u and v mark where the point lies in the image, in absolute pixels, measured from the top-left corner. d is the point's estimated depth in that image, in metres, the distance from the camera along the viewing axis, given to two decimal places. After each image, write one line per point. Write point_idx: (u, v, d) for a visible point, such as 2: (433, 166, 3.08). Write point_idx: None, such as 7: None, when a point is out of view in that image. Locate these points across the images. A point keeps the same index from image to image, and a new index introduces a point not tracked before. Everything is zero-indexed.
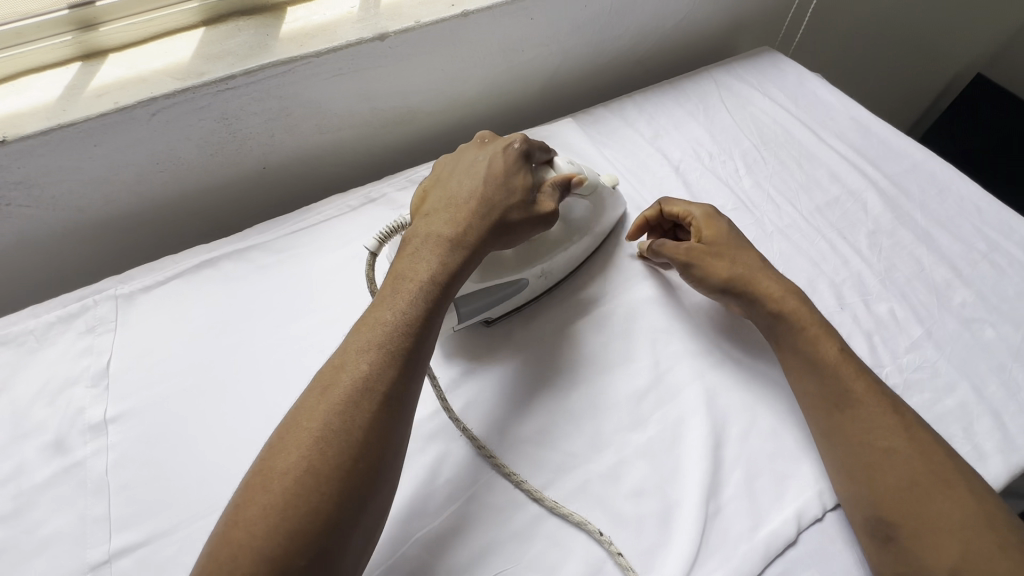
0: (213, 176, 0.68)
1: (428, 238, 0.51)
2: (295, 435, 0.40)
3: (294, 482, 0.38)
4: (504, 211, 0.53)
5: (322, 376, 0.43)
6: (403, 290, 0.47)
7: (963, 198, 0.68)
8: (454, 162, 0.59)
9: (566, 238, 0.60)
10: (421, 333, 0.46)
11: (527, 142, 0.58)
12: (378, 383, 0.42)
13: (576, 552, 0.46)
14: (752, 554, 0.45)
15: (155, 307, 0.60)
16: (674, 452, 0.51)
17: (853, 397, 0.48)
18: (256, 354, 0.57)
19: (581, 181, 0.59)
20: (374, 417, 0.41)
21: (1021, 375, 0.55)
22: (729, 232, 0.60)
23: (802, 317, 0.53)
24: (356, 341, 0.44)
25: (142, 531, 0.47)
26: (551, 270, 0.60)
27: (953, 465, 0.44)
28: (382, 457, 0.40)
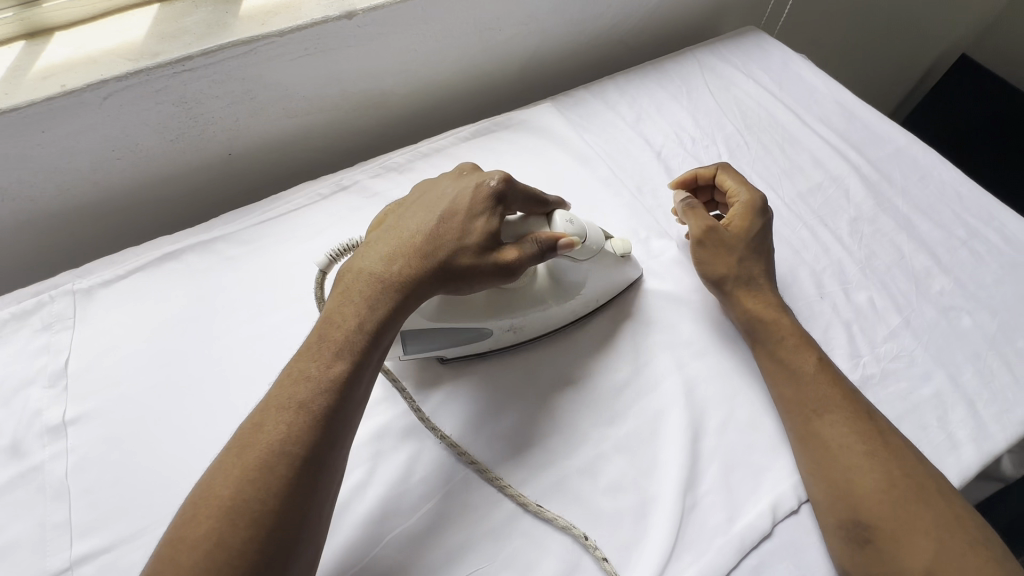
0: (176, 163, 0.64)
1: (363, 280, 0.47)
2: (206, 501, 0.37)
3: (201, 557, 0.35)
4: (455, 252, 0.48)
5: (240, 435, 0.40)
6: (331, 341, 0.43)
7: (944, 184, 0.68)
8: (420, 191, 0.55)
9: (546, 296, 0.54)
10: (346, 394, 0.42)
11: (505, 181, 0.51)
12: (295, 450, 0.39)
13: (552, 549, 0.46)
14: (728, 548, 0.45)
15: (116, 303, 0.58)
16: (652, 445, 0.50)
17: (829, 402, 0.49)
18: (223, 350, 0.55)
19: (572, 245, 0.51)
20: (289, 486, 0.38)
21: (996, 362, 0.55)
22: (756, 236, 0.59)
23: (784, 321, 0.54)
24: (278, 399, 0.41)
25: (105, 537, 0.45)
26: (523, 326, 0.54)
27: (922, 467, 0.46)
28: (299, 527, 0.38)
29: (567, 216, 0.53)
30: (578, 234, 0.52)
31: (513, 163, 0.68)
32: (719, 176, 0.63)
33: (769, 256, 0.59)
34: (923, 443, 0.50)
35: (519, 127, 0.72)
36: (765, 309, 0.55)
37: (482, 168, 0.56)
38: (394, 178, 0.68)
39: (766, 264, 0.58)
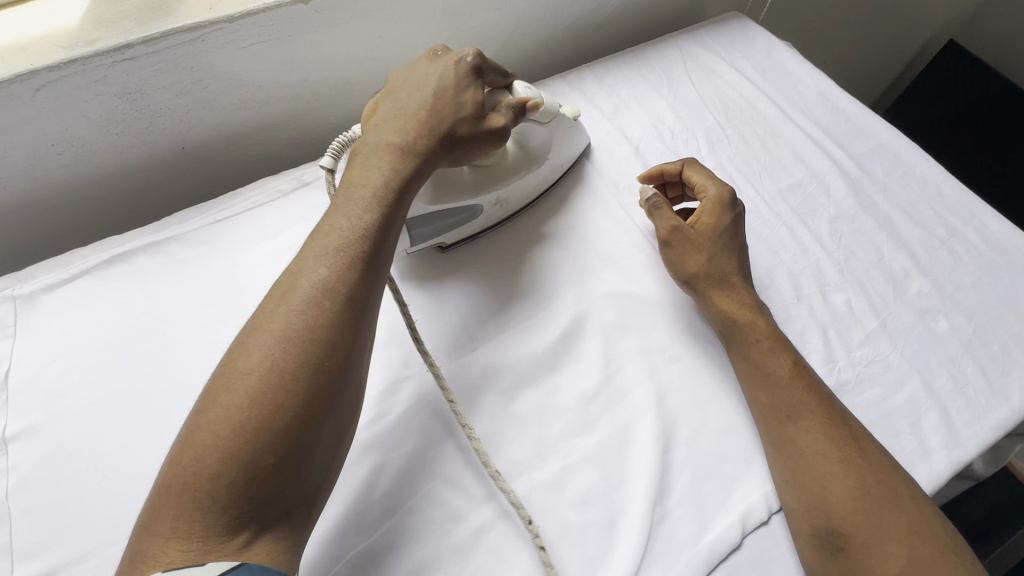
0: (125, 158, 0.61)
1: (380, 149, 0.48)
2: (256, 339, 0.39)
3: (257, 383, 0.37)
4: (455, 124, 0.51)
5: (281, 283, 0.42)
6: (359, 198, 0.46)
7: (925, 180, 0.66)
8: (402, 73, 0.55)
9: (520, 166, 0.60)
10: (379, 239, 0.45)
11: (479, 57, 0.53)
12: (338, 285, 0.41)
13: (517, 565, 0.44)
14: (696, 561, 0.45)
15: (62, 310, 0.54)
16: (622, 457, 0.49)
17: (804, 408, 0.48)
18: (176, 359, 0.53)
19: (538, 107, 0.56)
20: (336, 318, 0.40)
21: (970, 367, 0.54)
22: (726, 231, 0.57)
23: (759, 322, 0.52)
24: (314, 248, 0.43)
25: (49, 560, 0.43)
26: (507, 199, 0.60)
27: (897, 473, 0.45)
28: (345, 361, 0.40)
29: (523, 85, 0.58)
30: (536, 96, 0.58)
31: None
32: (685, 171, 0.61)
33: (743, 249, 0.58)
34: (896, 451, 0.50)
35: None
36: (741, 307, 0.54)
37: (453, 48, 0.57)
38: None
39: (739, 256, 0.57)
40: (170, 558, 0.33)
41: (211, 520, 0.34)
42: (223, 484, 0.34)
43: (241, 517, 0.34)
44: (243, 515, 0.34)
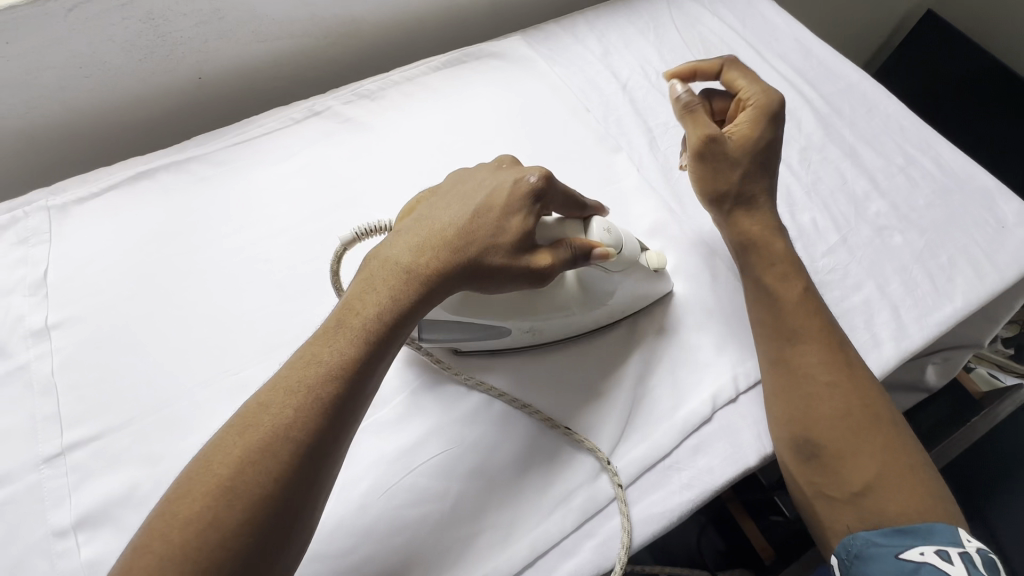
0: (145, 85, 0.65)
1: (387, 269, 0.43)
2: (204, 477, 0.35)
3: (194, 537, 0.33)
4: (484, 250, 0.44)
5: (244, 414, 0.37)
6: (349, 329, 0.40)
7: (889, 117, 0.72)
8: (461, 177, 0.51)
9: (571, 304, 0.50)
10: (356, 385, 0.39)
11: (546, 180, 0.47)
12: (302, 437, 0.36)
13: (514, 433, 0.50)
14: (672, 430, 0.50)
15: (92, 219, 0.59)
16: (608, 348, 0.54)
17: (806, 335, 0.51)
18: (200, 263, 0.57)
19: (605, 256, 0.48)
20: (292, 473, 0.35)
21: (919, 273, 0.60)
22: (762, 140, 0.57)
23: (770, 242, 0.55)
24: (285, 382, 0.38)
25: (95, 426, 0.49)
26: (542, 328, 0.51)
27: (880, 399, 0.49)
28: (296, 513, 0.35)
29: (604, 223, 0.49)
30: (614, 243, 0.48)
31: (484, 93, 0.70)
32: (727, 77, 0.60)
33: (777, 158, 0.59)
34: None
35: (491, 60, 0.74)
36: (760, 230, 0.56)
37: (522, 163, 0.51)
38: (365, 105, 0.69)
39: (771, 166, 0.58)
40: None
41: None
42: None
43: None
44: None
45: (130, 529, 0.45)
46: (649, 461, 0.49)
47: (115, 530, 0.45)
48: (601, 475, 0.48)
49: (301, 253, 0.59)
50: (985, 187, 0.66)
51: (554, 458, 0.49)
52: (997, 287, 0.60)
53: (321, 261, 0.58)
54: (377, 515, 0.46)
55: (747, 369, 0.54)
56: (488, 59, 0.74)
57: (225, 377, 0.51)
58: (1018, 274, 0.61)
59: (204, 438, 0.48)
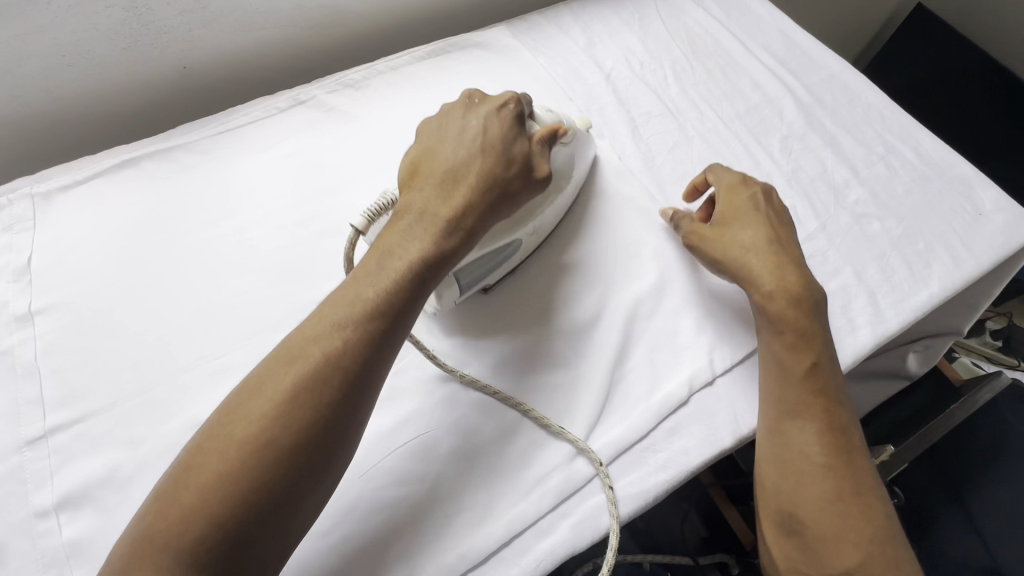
0: (130, 74, 0.65)
1: (421, 215, 0.47)
2: (255, 404, 0.38)
3: (249, 455, 0.36)
4: (507, 180, 0.50)
5: (288, 348, 0.40)
6: (390, 268, 0.44)
7: (870, 106, 0.73)
8: (437, 127, 0.54)
9: (552, 191, 0.56)
10: (402, 318, 0.43)
11: (519, 102, 0.54)
12: (351, 362, 0.40)
13: (493, 415, 0.50)
14: (648, 413, 0.51)
15: (75, 206, 0.59)
16: (588, 334, 0.55)
17: (807, 411, 0.48)
18: (183, 249, 0.58)
19: (566, 133, 0.56)
20: (339, 398, 0.39)
21: (897, 260, 0.61)
22: (748, 206, 0.57)
23: (776, 307, 0.51)
24: (330, 316, 0.41)
25: (77, 409, 0.49)
26: (542, 226, 0.57)
27: (873, 487, 0.47)
28: (342, 436, 0.39)
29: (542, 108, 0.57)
30: (559, 120, 0.57)
31: (468, 83, 0.71)
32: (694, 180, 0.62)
33: (779, 225, 0.56)
34: None
35: (475, 50, 0.74)
36: (775, 290, 0.51)
37: (488, 95, 0.57)
38: (350, 95, 0.69)
39: (771, 231, 0.55)
40: None
41: None
42: (208, 549, 0.34)
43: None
44: None
45: (112, 509, 0.46)
46: (625, 442, 0.50)
47: (96, 510, 0.46)
48: (577, 458, 0.49)
49: (284, 240, 0.59)
50: (963, 175, 0.67)
51: (532, 439, 0.50)
52: (973, 273, 0.60)
53: (304, 247, 0.59)
54: (355, 495, 0.46)
55: (724, 353, 0.54)
56: (473, 49, 0.74)
57: (207, 361, 0.52)
58: (994, 260, 0.61)
59: (185, 421, 0.49)
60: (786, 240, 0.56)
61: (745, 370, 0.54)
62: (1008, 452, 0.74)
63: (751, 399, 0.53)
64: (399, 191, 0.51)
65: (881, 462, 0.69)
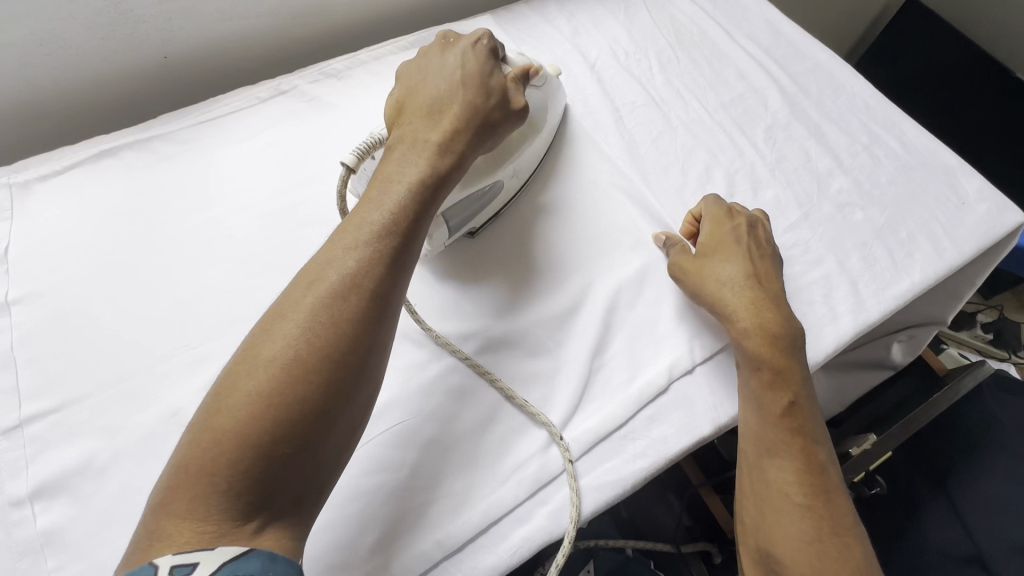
0: (109, 64, 0.64)
1: (416, 144, 0.47)
2: (281, 326, 0.37)
3: (279, 373, 0.35)
4: (487, 111, 0.51)
5: (306, 273, 0.40)
6: (394, 191, 0.44)
7: (855, 96, 0.72)
8: (416, 67, 0.54)
9: (532, 134, 0.58)
10: (412, 235, 0.43)
11: (491, 37, 0.54)
12: (365, 278, 0.39)
13: (472, 403, 0.50)
14: (627, 401, 0.51)
15: (53, 196, 0.59)
16: (571, 326, 0.55)
17: (784, 449, 0.48)
18: (163, 239, 0.57)
19: (536, 73, 0.57)
20: (361, 314, 0.38)
21: (879, 249, 0.61)
22: (730, 238, 0.56)
23: (751, 345, 0.50)
24: (343, 239, 0.41)
25: (53, 399, 0.49)
26: (521, 168, 0.59)
27: (854, 530, 0.46)
28: (370, 352, 0.38)
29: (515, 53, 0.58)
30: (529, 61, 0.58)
31: None
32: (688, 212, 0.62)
33: (764, 259, 0.55)
34: (808, 316, 0.57)
35: None
36: (750, 327, 0.51)
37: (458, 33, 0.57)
38: (332, 85, 0.69)
39: (752, 266, 0.54)
40: (184, 538, 0.31)
41: (227, 505, 0.32)
42: (242, 473, 0.33)
43: (255, 503, 0.33)
44: (260, 500, 0.33)
45: (87, 498, 0.46)
46: (603, 431, 0.50)
47: (71, 499, 0.46)
48: (552, 446, 0.49)
49: (264, 230, 0.59)
50: (947, 164, 0.67)
51: (510, 428, 0.50)
52: (955, 261, 0.60)
53: (284, 237, 0.59)
54: None
55: (704, 342, 0.54)
56: None
57: (185, 350, 0.52)
58: (976, 249, 0.61)
59: (161, 411, 0.49)
60: (768, 275, 0.54)
61: (724, 358, 0.54)
62: (994, 444, 0.74)
63: (730, 387, 0.53)
64: (387, 132, 0.51)
65: (863, 450, 0.69)
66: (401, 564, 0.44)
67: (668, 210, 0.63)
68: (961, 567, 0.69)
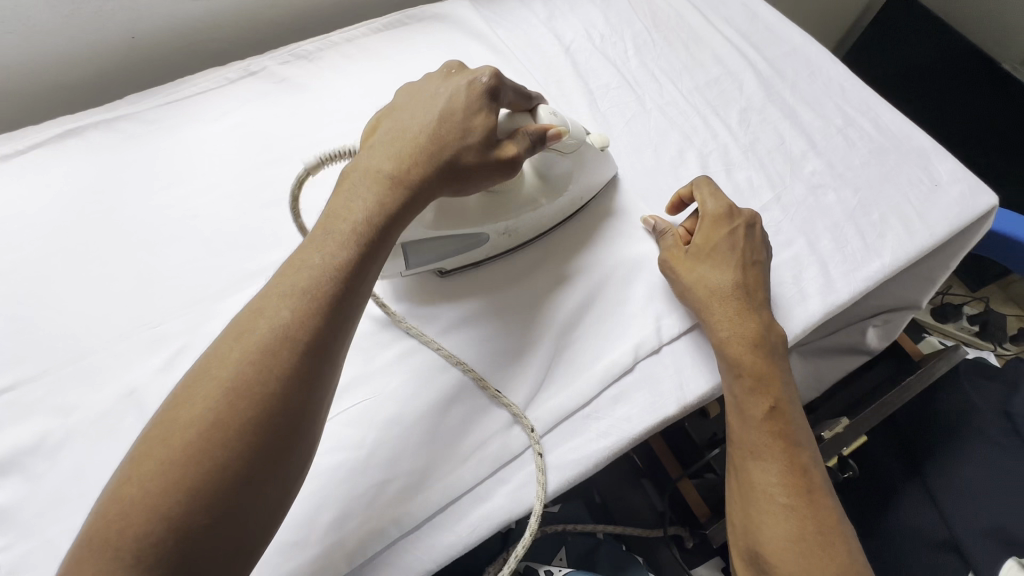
0: (76, 44, 0.64)
1: (369, 176, 0.43)
2: (205, 384, 0.34)
3: (198, 437, 0.32)
4: (459, 151, 0.46)
5: (239, 324, 0.37)
6: (337, 233, 0.40)
7: (831, 79, 0.72)
8: (411, 91, 0.50)
9: (536, 199, 0.55)
10: (350, 287, 0.39)
11: (496, 77, 0.48)
12: (298, 333, 0.36)
13: (433, 381, 0.49)
14: (591, 381, 0.51)
15: (13, 175, 0.58)
16: (558, 348, 0.52)
17: (767, 450, 0.47)
18: (125, 219, 0.57)
19: (559, 136, 0.51)
20: (292, 373, 0.35)
21: (850, 230, 0.60)
22: (728, 241, 0.54)
23: (732, 352, 0.50)
24: (280, 287, 0.38)
25: (10, 377, 0.48)
26: (517, 229, 0.55)
27: (840, 530, 0.45)
28: (301, 412, 0.35)
29: (549, 109, 0.53)
30: (562, 124, 0.53)
31: (424, 56, 0.70)
32: (683, 194, 0.59)
33: (756, 266, 0.54)
34: (777, 296, 0.56)
35: (434, 23, 0.73)
36: (731, 336, 0.50)
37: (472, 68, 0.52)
38: (303, 66, 0.68)
39: (743, 277, 0.53)
40: None
41: None
42: (152, 545, 0.30)
43: None
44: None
45: (40, 477, 0.45)
46: (566, 410, 0.49)
47: (23, 477, 0.45)
48: (515, 425, 0.49)
49: (230, 210, 0.58)
50: (921, 147, 0.67)
51: (473, 406, 0.49)
52: (926, 243, 0.60)
53: (250, 217, 0.58)
54: None
55: (670, 321, 0.54)
56: (431, 23, 0.73)
57: (144, 330, 0.51)
58: (948, 231, 0.61)
59: (117, 390, 0.48)
60: (760, 285, 0.53)
61: (692, 338, 0.54)
62: (970, 430, 0.73)
63: (697, 365, 0.53)
64: (359, 144, 0.49)
65: (836, 434, 0.70)
66: (355, 543, 0.44)
67: (640, 191, 0.63)
68: (936, 553, 0.69)
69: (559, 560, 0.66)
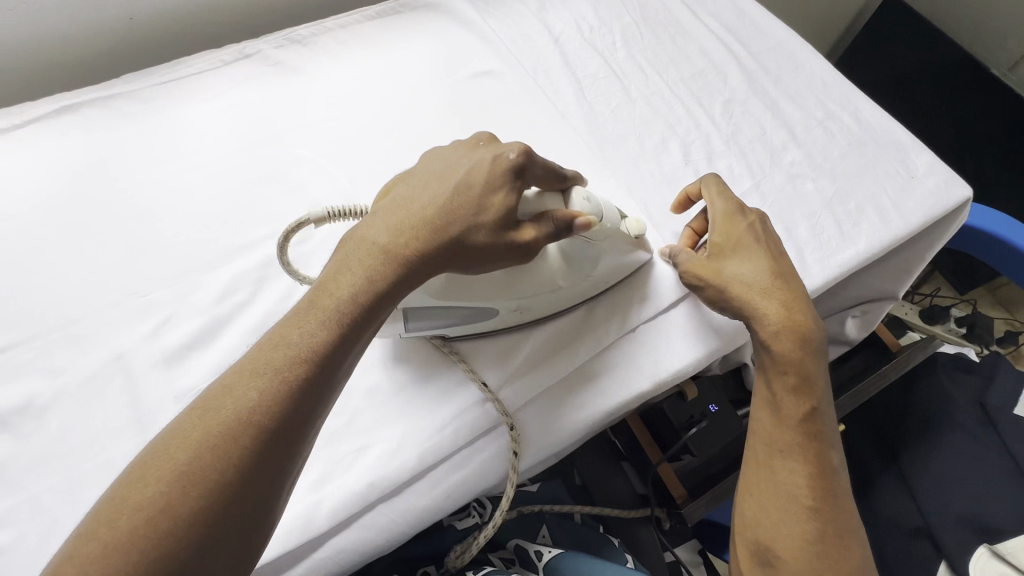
0: (75, 23, 0.65)
1: (365, 251, 0.42)
2: (164, 460, 0.34)
3: (145, 523, 0.31)
4: (467, 229, 0.44)
5: (207, 398, 0.36)
6: (320, 310, 0.39)
7: (813, 74, 0.74)
8: (438, 158, 0.48)
9: (556, 280, 0.50)
10: (325, 374, 0.38)
11: (525, 155, 0.45)
12: (265, 417, 0.35)
13: (414, 352, 0.51)
14: (568, 360, 0.52)
15: (9, 148, 0.59)
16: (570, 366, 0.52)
17: (797, 451, 0.48)
18: (118, 192, 0.58)
19: (588, 224, 0.47)
20: (255, 458, 0.34)
21: (827, 219, 0.62)
22: (747, 235, 0.53)
23: (780, 348, 0.49)
24: (253, 362, 0.37)
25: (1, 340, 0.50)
26: (530, 307, 0.51)
27: (855, 539, 0.46)
28: (261, 500, 0.35)
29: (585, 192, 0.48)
30: (595, 210, 0.48)
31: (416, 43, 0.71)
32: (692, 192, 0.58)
33: (783, 257, 0.53)
34: None
35: (427, 13, 0.75)
36: (779, 330, 0.49)
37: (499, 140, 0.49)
38: (297, 50, 0.70)
39: (776, 266, 0.52)
40: None
41: None
42: None
43: None
44: None
45: (28, 435, 0.47)
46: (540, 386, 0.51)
47: (11, 435, 0.46)
48: (487, 402, 0.49)
49: (219, 186, 0.59)
50: (898, 140, 0.68)
51: (451, 380, 0.50)
52: (900, 233, 0.62)
53: (239, 193, 0.59)
54: None
55: (654, 300, 0.55)
56: (424, 12, 0.75)
57: (133, 298, 0.52)
58: (922, 221, 0.63)
59: (105, 354, 0.50)
60: (794, 276, 0.52)
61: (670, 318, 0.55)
62: (946, 420, 0.75)
63: (668, 343, 0.54)
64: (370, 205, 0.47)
65: None
66: (331, 506, 0.45)
67: (622, 177, 0.64)
68: (909, 540, 0.70)
69: (542, 538, 0.66)
